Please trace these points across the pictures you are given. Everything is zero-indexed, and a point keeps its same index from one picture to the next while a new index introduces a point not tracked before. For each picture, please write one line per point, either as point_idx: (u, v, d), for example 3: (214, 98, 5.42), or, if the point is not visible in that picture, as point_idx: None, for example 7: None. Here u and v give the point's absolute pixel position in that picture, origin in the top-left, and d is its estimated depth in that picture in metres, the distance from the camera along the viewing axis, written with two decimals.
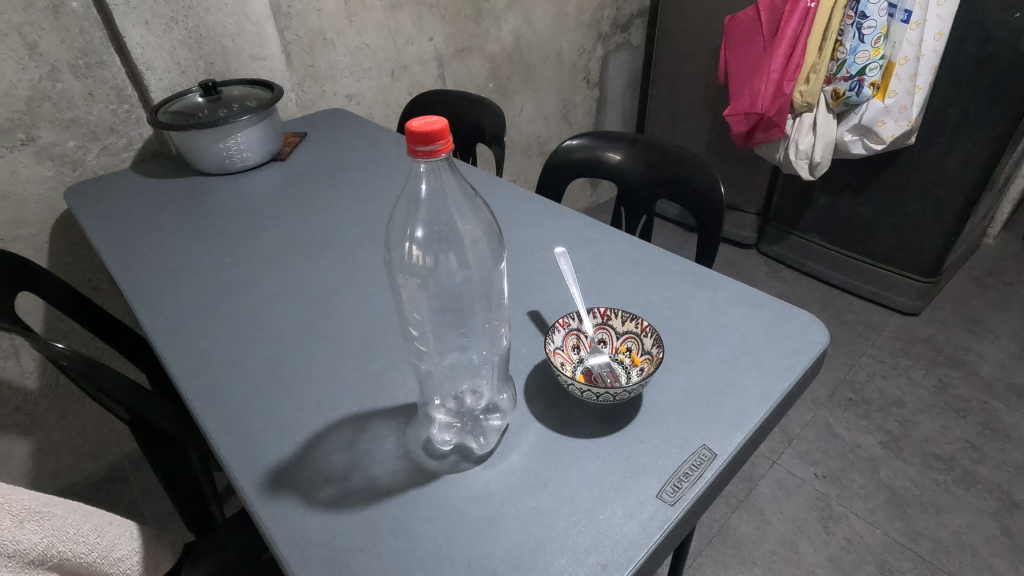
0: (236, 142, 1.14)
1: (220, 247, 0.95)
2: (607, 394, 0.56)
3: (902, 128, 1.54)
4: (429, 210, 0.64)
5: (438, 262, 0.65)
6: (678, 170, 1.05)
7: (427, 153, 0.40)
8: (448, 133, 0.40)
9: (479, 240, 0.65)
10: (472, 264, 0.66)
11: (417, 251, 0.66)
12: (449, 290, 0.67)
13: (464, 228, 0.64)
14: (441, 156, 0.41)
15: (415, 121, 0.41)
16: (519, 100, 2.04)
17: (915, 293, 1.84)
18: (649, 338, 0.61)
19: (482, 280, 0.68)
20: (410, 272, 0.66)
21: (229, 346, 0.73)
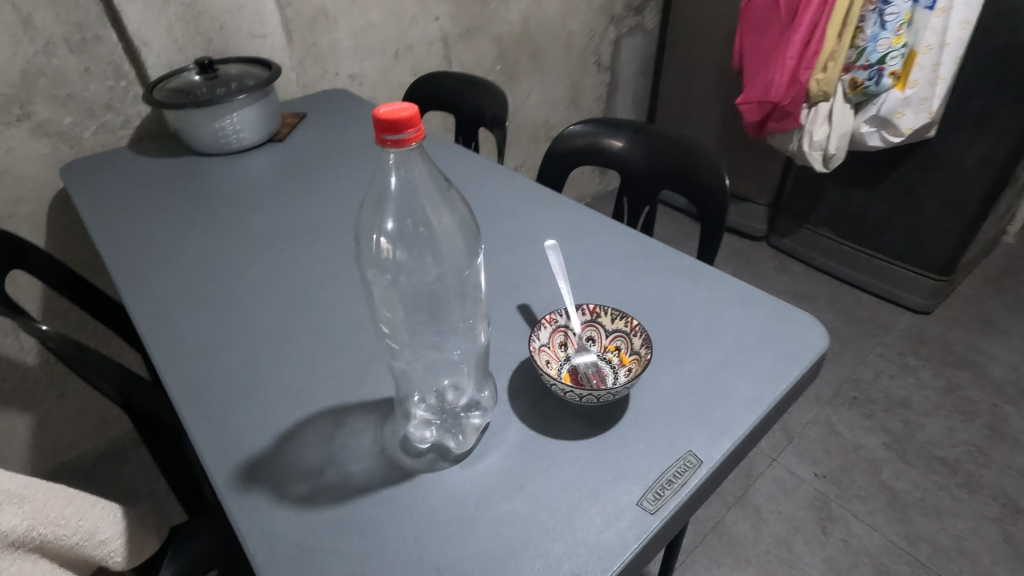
0: (231, 123, 1.12)
1: (212, 229, 0.94)
2: (592, 396, 0.54)
3: (921, 120, 1.49)
4: (404, 202, 0.61)
5: (410, 257, 0.63)
6: (683, 161, 1.01)
7: (396, 142, 0.38)
8: (419, 120, 0.38)
9: (455, 237, 0.63)
10: (449, 258, 0.64)
11: (388, 242, 0.62)
12: (426, 283, 0.65)
13: (438, 223, 0.62)
14: (412, 144, 0.39)
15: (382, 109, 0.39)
16: (527, 83, 2.00)
17: (927, 292, 1.79)
18: (639, 337, 0.59)
19: (456, 275, 0.65)
20: (380, 267, 0.63)
21: (215, 333, 0.72)
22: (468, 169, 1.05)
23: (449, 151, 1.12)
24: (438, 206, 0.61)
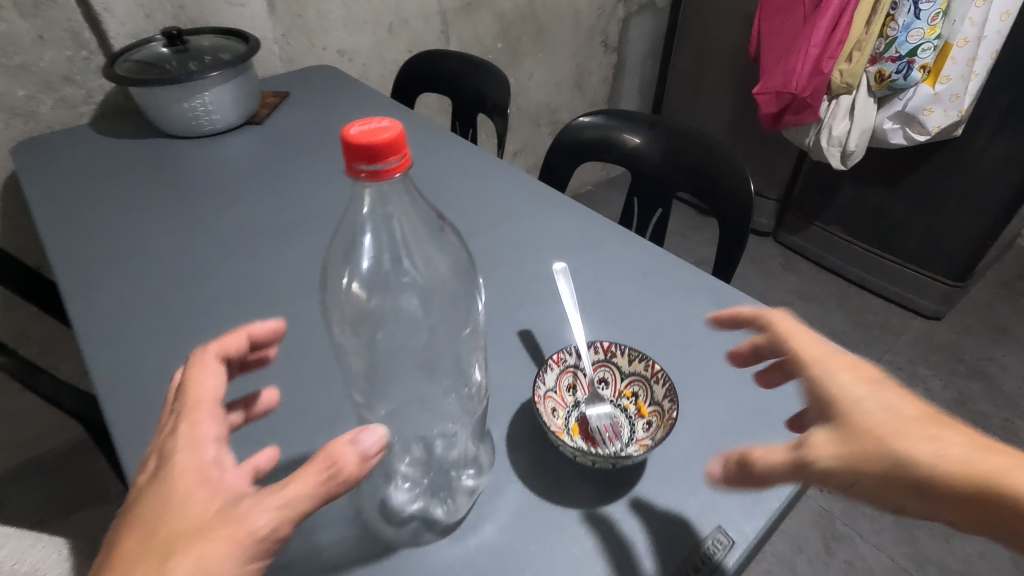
0: (202, 103, 1.00)
1: (177, 225, 0.84)
2: (604, 461, 0.47)
3: (950, 119, 1.39)
4: (384, 244, 0.57)
5: (392, 301, 0.60)
6: (702, 162, 0.92)
7: (370, 173, 0.30)
8: (403, 144, 0.31)
9: (449, 279, 0.60)
10: (437, 301, 0.60)
11: (360, 284, 0.59)
12: (412, 335, 0.60)
13: (425, 265, 0.59)
14: (395, 173, 0.32)
15: (352, 133, 0.31)
16: (530, 63, 1.88)
17: (939, 297, 1.72)
18: (662, 386, 0.51)
19: (451, 327, 0.60)
20: (352, 316, 0.59)
21: (173, 356, 0.63)
22: (466, 163, 0.96)
23: (445, 142, 1.01)
24: (425, 249, 0.58)
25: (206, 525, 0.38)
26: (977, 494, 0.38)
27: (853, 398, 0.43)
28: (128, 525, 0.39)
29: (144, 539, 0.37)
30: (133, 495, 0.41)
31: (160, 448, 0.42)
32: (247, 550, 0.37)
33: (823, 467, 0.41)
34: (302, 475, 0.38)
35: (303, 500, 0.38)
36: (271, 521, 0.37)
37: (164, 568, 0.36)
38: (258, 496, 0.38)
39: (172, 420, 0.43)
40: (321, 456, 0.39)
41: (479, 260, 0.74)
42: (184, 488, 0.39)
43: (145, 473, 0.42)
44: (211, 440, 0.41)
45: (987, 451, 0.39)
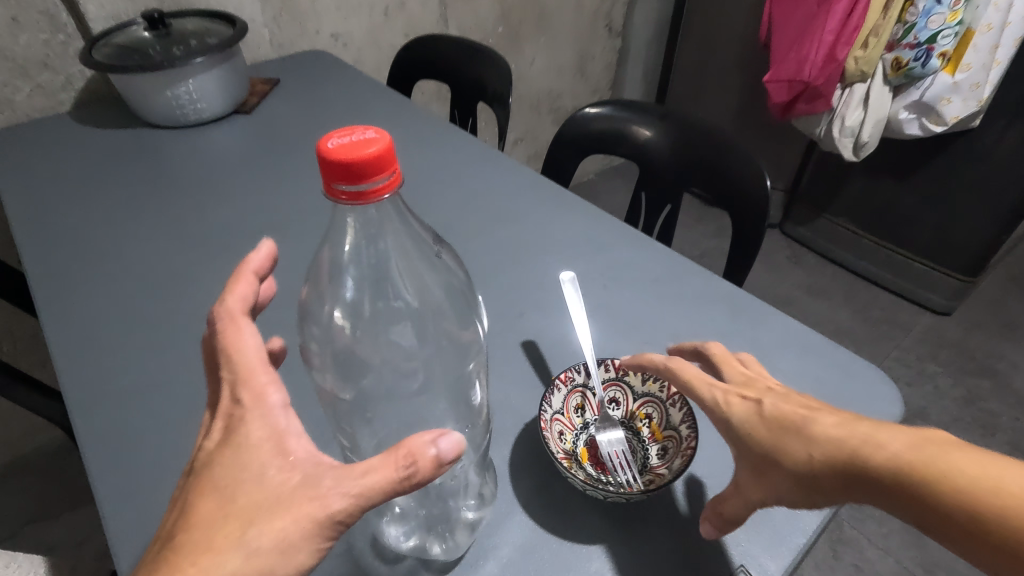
0: (187, 91, 0.95)
1: (158, 222, 0.79)
2: (618, 495, 0.43)
3: (970, 108, 1.35)
4: (372, 268, 0.48)
5: (382, 335, 0.50)
6: (715, 157, 0.87)
7: (357, 195, 0.31)
8: (386, 157, 0.31)
9: (444, 305, 0.51)
10: (437, 337, 0.51)
11: (345, 314, 0.48)
12: (406, 378, 0.51)
13: (419, 293, 0.50)
14: (381, 191, 0.32)
15: (332, 148, 0.31)
16: (531, 48, 1.81)
17: (949, 292, 1.67)
18: (679, 408, 0.47)
19: (452, 362, 0.51)
20: (333, 356, 0.48)
21: (149, 370, 0.59)
22: (466, 157, 0.91)
23: (442, 134, 0.96)
24: (420, 274, 0.49)
25: (283, 498, 0.37)
26: (869, 481, 0.35)
27: (735, 419, 0.42)
28: (201, 486, 0.38)
29: (221, 505, 0.37)
30: (202, 453, 0.40)
31: (225, 411, 0.40)
32: (326, 527, 0.36)
33: (744, 500, 0.41)
34: (379, 466, 0.36)
35: (382, 491, 0.36)
36: (349, 506, 0.36)
37: (245, 537, 0.36)
38: (335, 474, 0.37)
39: (231, 386, 0.40)
40: (400, 452, 0.36)
41: (479, 264, 0.70)
42: (257, 460, 0.38)
43: (211, 433, 0.40)
44: (279, 412, 0.39)
45: (870, 431, 0.37)
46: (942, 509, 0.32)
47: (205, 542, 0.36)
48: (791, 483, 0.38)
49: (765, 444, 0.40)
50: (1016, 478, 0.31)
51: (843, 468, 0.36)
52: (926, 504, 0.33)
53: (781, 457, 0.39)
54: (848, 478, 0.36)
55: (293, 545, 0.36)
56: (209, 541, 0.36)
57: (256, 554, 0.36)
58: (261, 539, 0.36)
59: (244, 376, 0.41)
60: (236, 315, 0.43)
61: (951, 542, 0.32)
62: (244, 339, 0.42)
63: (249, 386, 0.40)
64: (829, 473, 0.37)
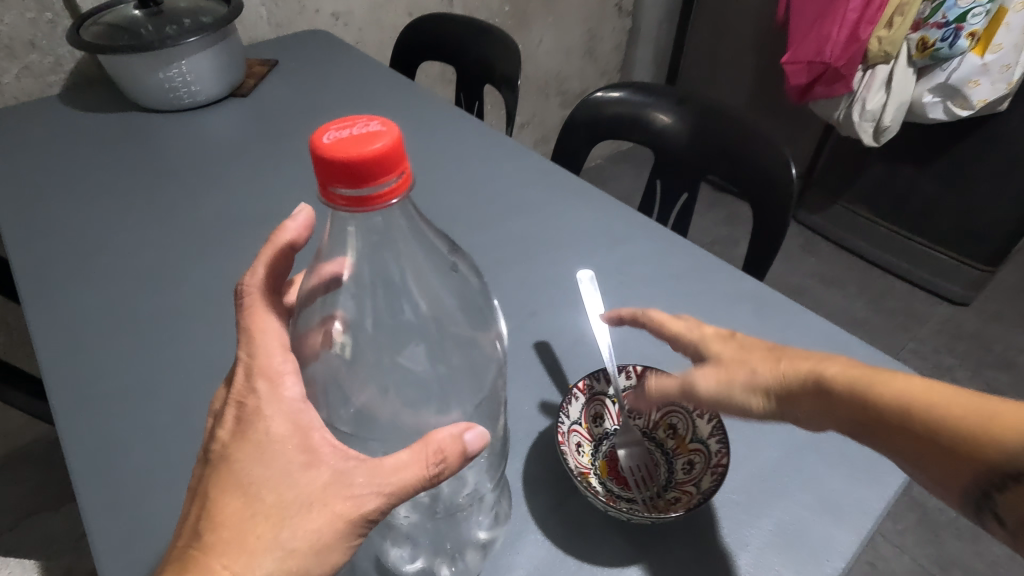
0: (180, 73, 0.90)
1: (148, 212, 0.75)
2: (642, 517, 0.40)
3: (998, 91, 1.29)
4: (377, 282, 0.41)
5: (394, 352, 0.45)
6: (738, 145, 0.82)
7: (359, 200, 0.27)
8: (396, 160, 0.27)
9: (457, 317, 0.44)
10: (450, 356, 0.45)
11: (343, 328, 0.42)
12: (417, 403, 0.45)
13: (430, 308, 0.44)
14: (387, 199, 0.28)
15: (330, 146, 0.27)
16: (539, 28, 1.74)
17: (969, 282, 1.61)
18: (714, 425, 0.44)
19: (465, 376, 0.45)
20: (339, 381, 0.42)
21: (134, 371, 0.55)
22: (473, 143, 0.86)
23: (447, 119, 0.91)
24: (431, 288, 0.43)
25: (314, 496, 0.33)
26: (828, 394, 0.39)
27: (709, 339, 0.47)
28: (220, 483, 0.34)
29: (246, 505, 0.33)
30: (215, 444, 0.35)
31: (238, 401, 0.36)
32: (361, 524, 0.34)
33: (692, 390, 0.44)
34: (410, 463, 0.33)
35: (414, 487, 0.34)
36: (383, 504, 0.33)
37: (278, 539, 0.32)
38: (367, 466, 0.34)
39: (246, 371, 0.37)
40: (430, 447, 0.34)
41: (488, 259, 0.66)
42: (282, 454, 0.34)
43: (224, 424, 0.36)
44: (300, 401, 0.36)
45: (838, 357, 0.41)
46: (887, 416, 0.36)
47: (234, 545, 0.32)
48: (750, 388, 0.42)
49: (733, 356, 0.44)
50: (955, 393, 0.35)
51: (806, 378, 0.41)
52: (869, 406, 0.37)
53: (745, 364, 0.43)
54: (809, 390, 0.40)
55: (328, 545, 0.33)
56: (238, 544, 0.32)
57: (292, 555, 0.32)
58: (295, 538, 0.33)
59: (262, 361, 0.37)
60: (264, 292, 0.40)
61: (887, 445, 0.37)
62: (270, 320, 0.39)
63: (268, 371, 0.37)
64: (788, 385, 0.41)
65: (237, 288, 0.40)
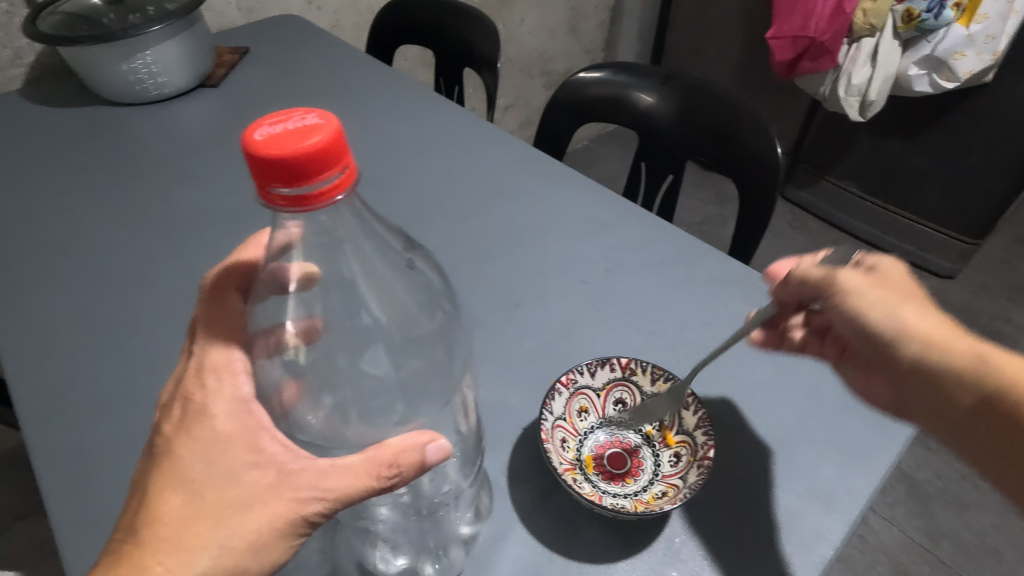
0: (145, 63, 0.87)
1: (116, 210, 0.72)
2: (629, 516, 0.39)
3: (983, 63, 1.28)
4: (331, 283, 0.39)
5: (354, 359, 0.42)
6: (725, 124, 0.80)
7: (298, 199, 0.26)
8: (341, 151, 0.26)
9: (416, 316, 0.42)
10: (413, 359, 0.42)
11: (298, 332, 0.40)
12: (381, 411, 0.42)
13: (388, 311, 0.41)
14: (337, 195, 0.27)
15: (263, 142, 0.25)
16: (520, 7, 1.70)
17: (956, 255, 1.62)
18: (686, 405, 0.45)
19: (429, 375, 0.43)
20: (298, 389, 0.40)
21: (102, 378, 0.53)
22: (453, 129, 0.84)
23: (426, 105, 0.89)
24: (389, 289, 0.40)
25: (256, 496, 0.33)
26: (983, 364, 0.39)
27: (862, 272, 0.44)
28: (161, 478, 0.34)
29: (186, 503, 0.33)
30: (159, 438, 0.36)
31: (185, 397, 0.36)
32: (301, 525, 0.33)
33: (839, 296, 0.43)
34: (359, 471, 0.33)
35: (361, 495, 0.33)
36: (325, 509, 0.33)
37: (215, 537, 0.33)
38: (313, 469, 0.33)
39: (196, 366, 0.37)
40: (383, 458, 0.33)
41: (471, 249, 0.64)
42: (227, 455, 0.34)
43: (169, 418, 0.36)
44: (249, 401, 0.36)
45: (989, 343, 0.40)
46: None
47: (171, 543, 0.32)
48: (895, 311, 0.41)
49: (901, 282, 0.42)
50: None
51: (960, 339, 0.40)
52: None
53: (905, 293, 0.42)
54: (961, 346, 0.40)
55: (266, 544, 0.33)
56: (176, 541, 0.32)
57: (228, 554, 0.32)
58: (234, 537, 0.33)
59: (217, 359, 0.37)
60: (225, 289, 0.41)
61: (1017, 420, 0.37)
62: (228, 318, 0.40)
63: (220, 368, 0.37)
64: (937, 333, 0.40)
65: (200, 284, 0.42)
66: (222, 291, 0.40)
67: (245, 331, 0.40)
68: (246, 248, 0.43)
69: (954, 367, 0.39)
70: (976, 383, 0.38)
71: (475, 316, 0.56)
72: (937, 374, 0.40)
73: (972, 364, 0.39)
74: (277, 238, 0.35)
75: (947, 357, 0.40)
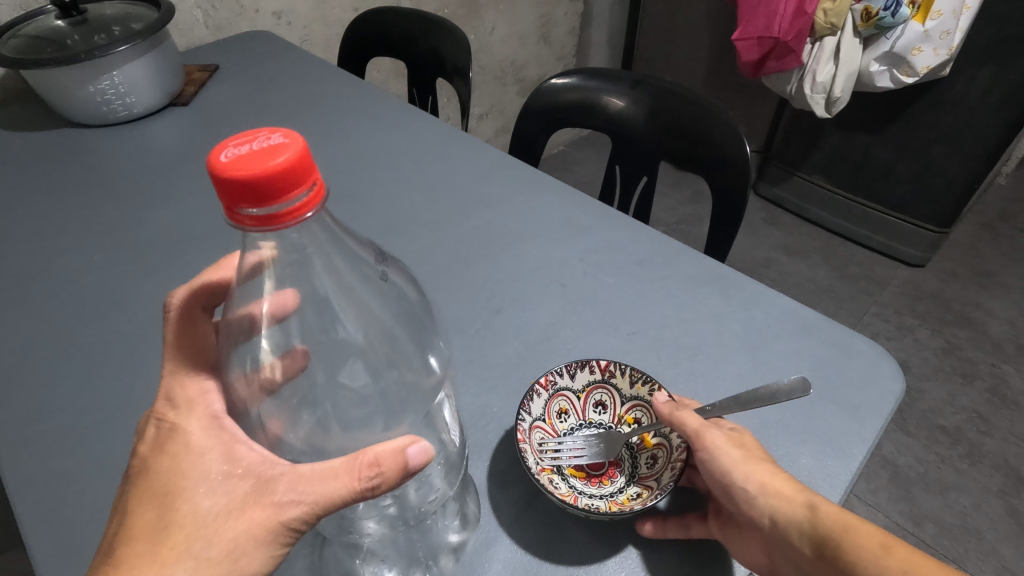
0: (112, 84, 0.86)
1: (88, 234, 0.71)
2: (601, 513, 0.40)
3: (940, 57, 1.32)
4: (308, 300, 0.39)
5: (334, 374, 0.43)
6: (693, 125, 0.82)
7: (266, 219, 0.26)
8: (306, 171, 0.26)
9: (391, 328, 0.42)
10: (393, 371, 0.42)
11: (279, 368, 0.40)
12: (362, 422, 0.42)
13: (362, 328, 0.41)
14: (307, 213, 0.27)
15: (229, 164, 0.25)
16: (491, 16, 1.71)
17: (925, 244, 1.66)
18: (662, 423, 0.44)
19: (409, 390, 0.43)
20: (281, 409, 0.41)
21: (79, 406, 0.52)
22: (427, 139, 0.84)
23: (400, 117, 0.89)
24: (363, 305, 0.40)
25: (234, 505, 0.33)
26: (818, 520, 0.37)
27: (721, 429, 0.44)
28: (139, 493, 0.34)
29: (160, 516, 0.33)
30: (134, 459, 0.36)
31: (158, 417, 0.37)
32: (283, 532, 0.33)
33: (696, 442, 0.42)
34: (341, 473, 0.33)
35: (342, 499, 0.33)
36: (304, 514, 0.33)
37: (192, 549, 0.32)
38: (292, 473, 0.34)
39: (167, 388, 0.38)
40: (365, 459, 0.33)
41: (450, 257, 0.64)
42: (202, 465, 0.34)
43: (143, 438, 0.36)
44: (222, 417, 0.36)
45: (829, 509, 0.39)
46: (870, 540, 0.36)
47: (147, 558, 0.32)
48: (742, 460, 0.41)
49: (755, 443, 0.43)
50: None
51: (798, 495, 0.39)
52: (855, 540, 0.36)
53: (756, 451, 0.42)
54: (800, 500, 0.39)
55: (246, 552, 0.33)
56: (152, 555, 0.32)
57: (206, 565, 0.32)
58: (211, 547, 0.32)
59: (187, 380, 0.38)
60: (194, 309, 0.41)
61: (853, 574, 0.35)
62: (201, 341, 0.40)
63: (191, 389, 0.38)
64: (780, 486, 0.39)
65: (168, 304, 0.41)
66: (191, 311, 0.41)
67: (217, 352, 0.40)
68: (219, 269, 0.43)
69: (794, 520, 0.38)
70: (816, 534, 0.37)
71: (454, 324, 0.57)
72: (782, 526, 0.38)
73: (807, 518, 0.38)
74: (247, 261, 0.35)
75: (789, 510, 0.38)
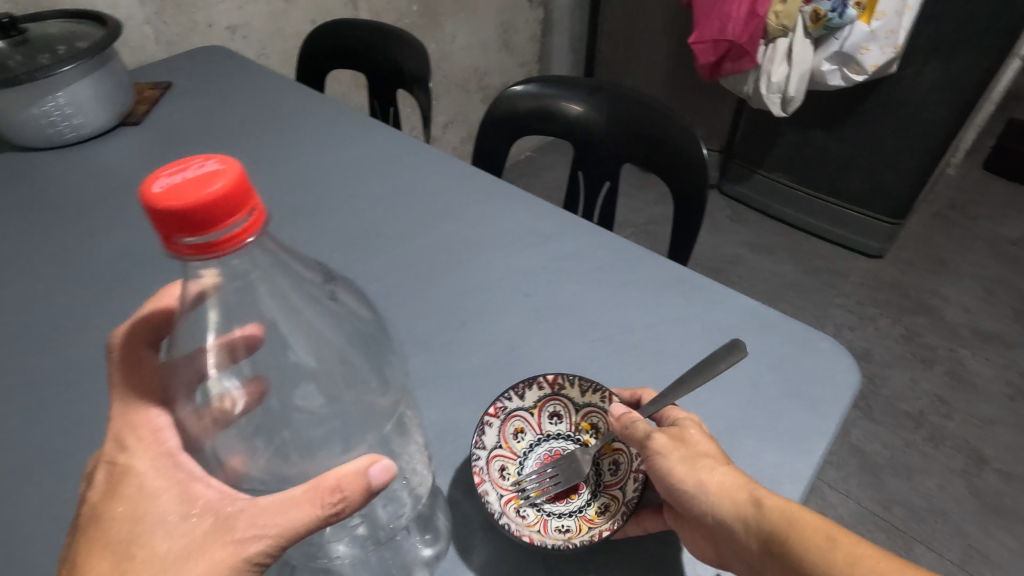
0: (57, 106, 0.83)
1: (36, 263, 0.68)
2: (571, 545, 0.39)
3: (886, 55, 1.37)
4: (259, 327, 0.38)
5: (291, 399, 0.41)
6: (650, 130, 0.83)
7: (204, 246, 0.25)
8: (244, 196, 0.26)
9: (347, 348, 0.42)
10: (351, 393, 0.41)
11: (243, 398, 0.39)
12: (322, 444, 0.41)
13: (315, 351, 0.40)
14: (248, 238, 0.27)
15: (162, 195, 0.25)
16: (451, 25, 1.71)
17: (882, 236, 1.72)
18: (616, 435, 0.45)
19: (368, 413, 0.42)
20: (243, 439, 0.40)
21: (29, 445, 0.50)
22: (387, 152, 0.83)
23: (359, 130, 0.88)
24: (316, 327, 0.39)
25: (193, 545, 0.32)
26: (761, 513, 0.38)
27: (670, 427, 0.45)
28: (91, 543, 0.33)
29: (114, 565, 0.32)
30: (85, 506, 0.35)
31: (108, 461, 0.35)
32: (247, 568, 0.32)
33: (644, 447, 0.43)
34: (303, 501, 0.32)
35: (304, 529, 0.32)
36: (268, 547, 0.32)
37: None
38: (251, 508, 0.33)
39: (115, 432, 0.37)
40: (324, 485, 0.32)
41: (412, 270, 0.64)
42: (157, 507, 0.33)
43: (93, 484, 0.35)
44: (176, 454, 0.36)
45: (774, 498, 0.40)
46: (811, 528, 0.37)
47: None
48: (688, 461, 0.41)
49: (700, 437, 0.43)
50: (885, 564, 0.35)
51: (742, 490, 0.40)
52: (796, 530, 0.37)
53: (702, 447, 0.42)
54: (744, 495, 0.39)
55: None
56: None
57: None
58: None
59: (134, 421, 0.37)
60: (136, 349, 0.39)
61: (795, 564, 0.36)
62: (145, 380, 0.38)
63: (140, 429, 0.36)
64: (725, 483, 0.40)
65: (109, 346, 0.39)
66: (134, 351, 0.39)
67: (164, 388, 0.38)
68: (158, 302, 0.41)
69: (739, 516, 0.38)
70: (760, 529, 0.38)
71: (418, 339, 0.56)
72: (727, 523, 0.38)
73: (751, 513, 0.38)
74: (190, 288, 0.34)
75: (734, 506, 0.39)
